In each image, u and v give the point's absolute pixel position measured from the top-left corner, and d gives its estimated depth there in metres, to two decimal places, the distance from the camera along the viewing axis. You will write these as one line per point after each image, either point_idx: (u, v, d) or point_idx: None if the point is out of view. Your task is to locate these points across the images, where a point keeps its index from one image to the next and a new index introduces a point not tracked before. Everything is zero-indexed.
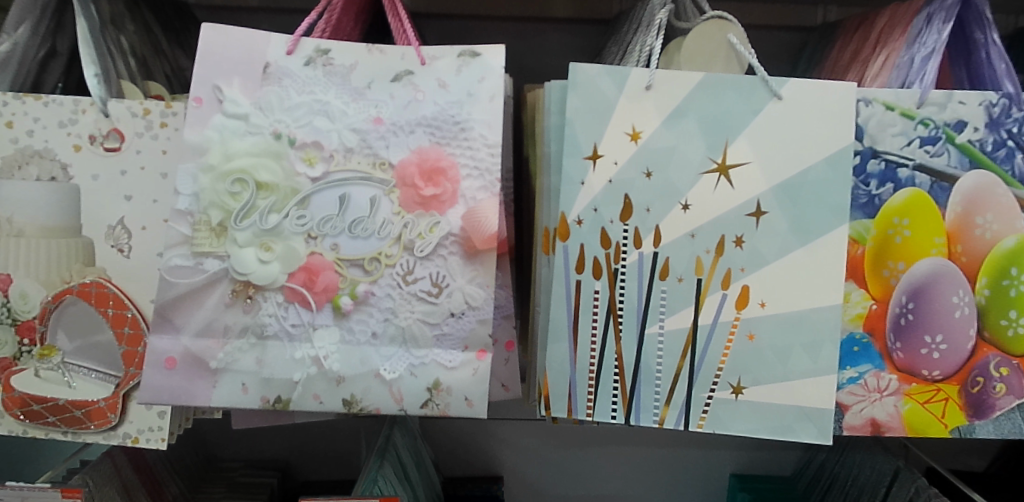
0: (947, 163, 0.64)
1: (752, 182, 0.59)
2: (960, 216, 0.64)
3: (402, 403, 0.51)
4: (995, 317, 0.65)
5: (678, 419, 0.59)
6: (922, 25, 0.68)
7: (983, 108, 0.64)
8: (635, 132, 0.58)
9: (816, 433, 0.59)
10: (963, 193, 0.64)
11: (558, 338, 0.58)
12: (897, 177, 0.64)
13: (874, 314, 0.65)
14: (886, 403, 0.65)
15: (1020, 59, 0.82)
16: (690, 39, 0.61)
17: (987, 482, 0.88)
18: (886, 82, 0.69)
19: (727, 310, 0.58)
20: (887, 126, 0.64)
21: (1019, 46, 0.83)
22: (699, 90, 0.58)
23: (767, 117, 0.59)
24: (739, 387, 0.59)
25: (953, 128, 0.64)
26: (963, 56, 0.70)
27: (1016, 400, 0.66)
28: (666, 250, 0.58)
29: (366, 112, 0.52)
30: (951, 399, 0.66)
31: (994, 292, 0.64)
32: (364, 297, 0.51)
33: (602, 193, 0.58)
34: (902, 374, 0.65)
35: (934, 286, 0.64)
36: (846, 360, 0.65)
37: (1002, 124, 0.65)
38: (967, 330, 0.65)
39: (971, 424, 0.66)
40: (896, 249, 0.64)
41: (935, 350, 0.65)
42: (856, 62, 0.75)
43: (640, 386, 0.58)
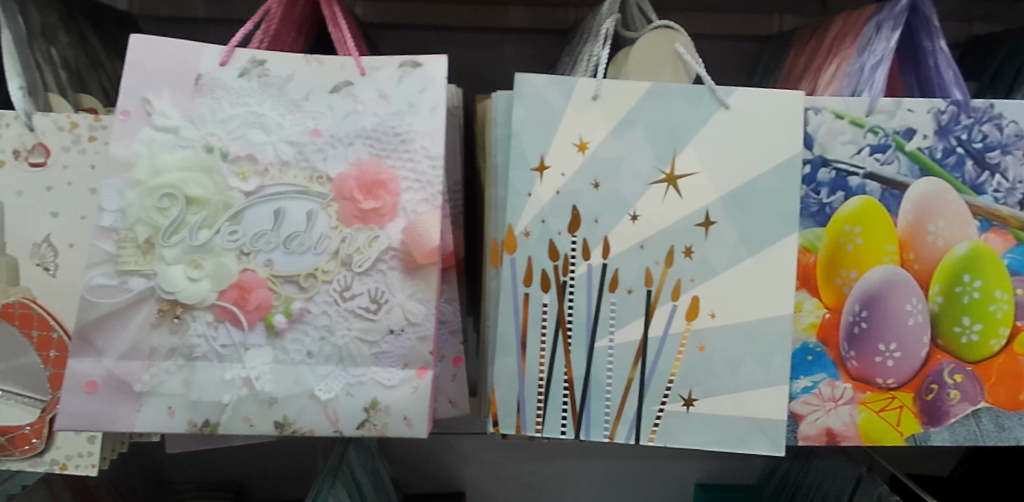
0: (897, 171, 0.65)
1: (701, 192, 0.59)
2: (911, 224, 0.65)
3: (337, 424, 0.49)
4: (949, 324, 0.65)
5: (629, 433, 0.58)
6: (871, 34, 0.68)
7: (932, 115, 0.65)
8: (582, 143, 0.58)
9: (768, 445, 0.58)
10: (914, 200, 0.65)
11: (506, 352, 0.57)
12: (847, 185, 0.64)
13: (828, 323, 0.64)
14: (841, 412, 0.64)
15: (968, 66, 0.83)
16: (637, 47, 0.61)
17: None
18: (837, 90, 0.70)
19: (677, 321, 0.58)
20: (837, 135, 0.64)
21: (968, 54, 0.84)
22: (645, 99, 0.58)
23: (714, 126, 0.59)
24: (689, 399, 0.58)
25: (903, 135, 0.65)
26: (912, 64, 0.70)
27: (970, 406, 0.66)
28: (615, 262, 0.58)
29: (303, 124, 0.51)
30: (906, 406, 0.65)
31: (946, 299, 0.65)
32: (299, 315, 0.49)
33: (550, 204, 0.57)
34: (856, 383, 0.64)
35: (887, 294, 0.64)
36: (800, 370, 0.64)
37: (951, 132, 0.65)
38: (920, 338, 0.65)
39: (926, 431, 0.66)
40: (849, 257, 0.64)
41: (889, 358, 0.64)
42: (809, 70, 0.75)
43: (590, 400, 0.57)
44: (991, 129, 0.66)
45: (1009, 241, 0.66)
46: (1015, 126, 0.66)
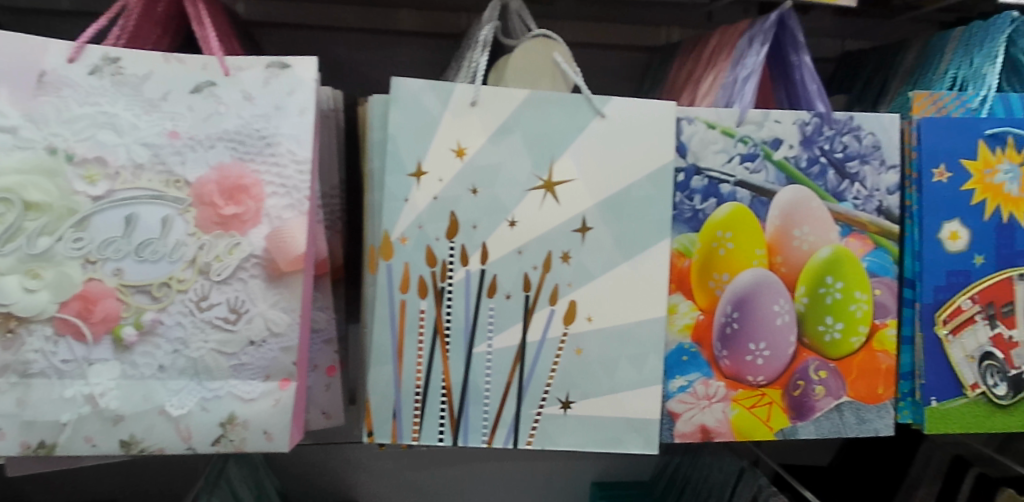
0: (766, 180, 0.68)
1: (577, 198, 0.60)
2: (779, 228, 0.68)
3: (189, 441, 0.47)
4: (814, 323, 0.69)
5: (507, 438, 0.58)
6: (744, 48, 0.71)
7: (797, 126, 0.68)
8: (460, 148, 0.58)
9: (642, 443, 0.60)
10: (781, 206, 0.68)
11: (382, 359, 0.56)
12: (719, 192, 0.67)
13: (702, 324, 0.67)
14: (715, 409, 0.67)
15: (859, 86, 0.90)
16: (516, 55, 0.61)
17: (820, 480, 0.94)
18: (713, 101, 0.73)
19: (554, 325, 0.59)
20: (708, 144, 0.67)
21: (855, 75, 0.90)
22: (523, 107, 0.59)
23: (590, 134, 0.60)
24: (567, 402, 0.59)
25: (770, 145, 0.68)
26: (782, 78, 0.74)
27: (834, 400, 0.70)
28: (494, 268, 0.58)
29: (160, 125, 0.49)
30: (775, 402, 0.69)
31: (812, 299, 0.69)
32: (151, 327, 0.47)
33: (427, 210, 0.57)
34: (729, 381, 0.67)
35: (757, 296, 0.68)
36: (675, 370, 0.66)
37: (815, 142, 0.69)
38: (787, 336, 0.68)
39: (794, 425, 0.69)
40: (720, 261, 0.67)
41: (759, 357, 0.68)
42: (690, 81, 0.78)
43: (468, 406, 0.57)
44: (850, 140, 0.70)
45: (867, 245, 0.70)
46: (871, 138, 0.70)
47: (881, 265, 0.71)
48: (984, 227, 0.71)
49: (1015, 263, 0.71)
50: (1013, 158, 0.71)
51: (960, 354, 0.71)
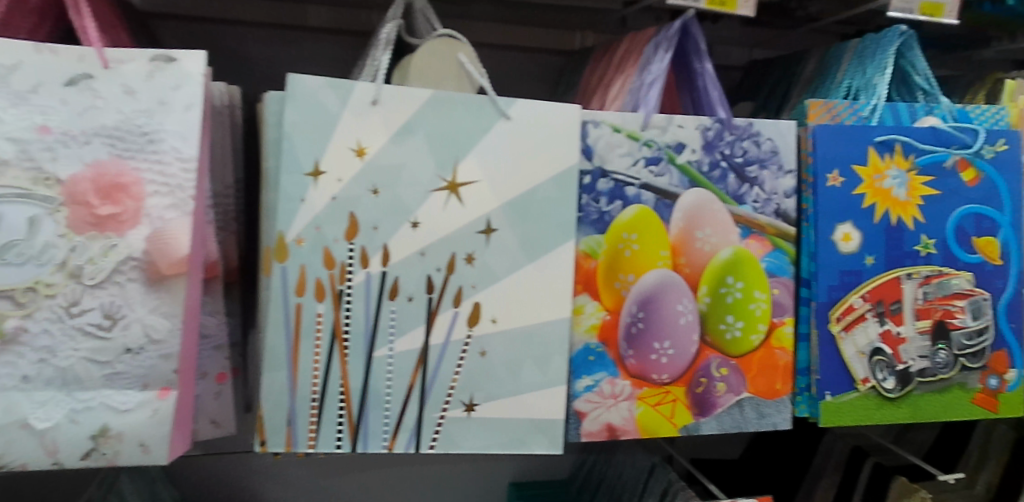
0: (669, 183, 0.70)
1: (481, 199, 0.60)
2: (682, 230, 0.70)
3: (57, 455, 0.46)
4: (715, 322, 0.71)
5: (409, 442, 0.58)
6: (650, 54, 0.73)
7: (699, 131, 0.71)
8: (360, 148, 0.57)
9: (547, 444, 0.61)
10: (684, 209, 0.70)
11: (276, 365, 0.55)
12: (624, 195, 0.69)
13: (608, 324, 0.68)
14: (621, 408, 0.68)
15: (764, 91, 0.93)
16: (420, 54, 0.61)
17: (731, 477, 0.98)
18: (621, 105, 0.74)
19: (458, 327, 0.59)
20: (614, 147, 0.68)
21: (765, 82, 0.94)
22: (427, 106, 0.58)
23: (495, 136, 0.60)
24: (470, 404, 0.59)
25: (673, 149, 0.70)
26: (687, 84, 0.76)
27: (735, 396, 0.72)
28: (396, 270, 0.57)
29: (29, 120, 0.46)
30: (679, 399, 0.70)
31: (714, 299, 0.71)
32: (14, 335, 0.45)
33: (325, 211, 0.56)
34: (634, 380, 0.69)
35: (661, 296, 0.69)
36: (581, 370, 0.67)
37: (716, 147, 0.72)
38: (690, 335, 0.70)
39: (697, 421, 0.71)
40: (626, 262, 0.68)
41: (663, 355, 0.69)
42: (600, 86, 0.80)
43: (368, 411, 0.56)
44: (750, 145, 0.73)
45: (766, 246, 0.73)
46: (770, 143, 0.73)
47: (779, 266, 0.74)
48: (874, 230, 0.75)
49: (902, 263, 0.75)
50: (900, 165, 0.76)
51: (852, 350, 0.74)
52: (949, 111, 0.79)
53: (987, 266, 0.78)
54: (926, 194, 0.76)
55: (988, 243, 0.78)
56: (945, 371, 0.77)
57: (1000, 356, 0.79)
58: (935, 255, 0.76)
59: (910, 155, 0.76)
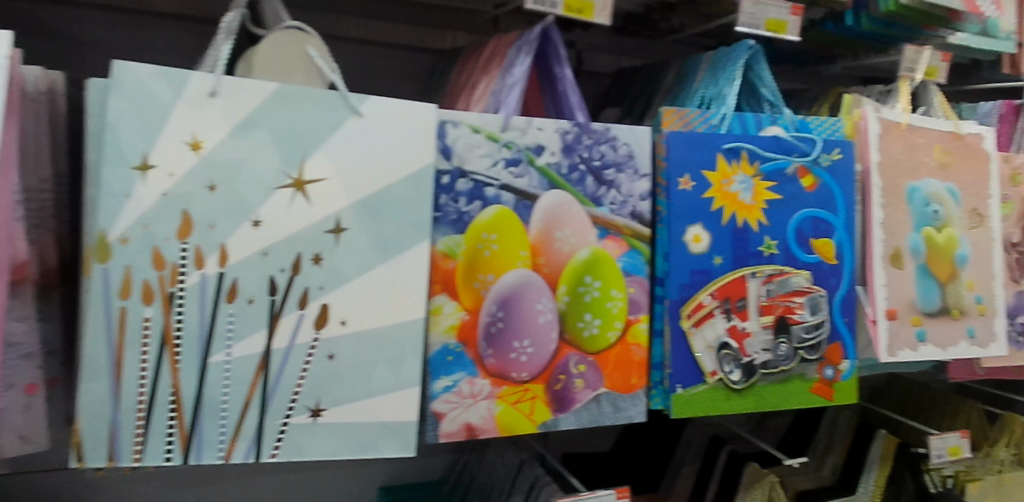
0: (529, 184, 0.71)
1: (330, 197, 0.58)
2: (541, 231, 0.72)
3: None
4: (574, 320, 0.73)
5: (248, 451, 0.56)
6: (512, 57, 0.74)
7: (557, 134, 0.73)
8: (196, 142, 0.54)
9: (399, 447, 0.60)
10: (544, 210, 0.72)
11: (96, 374, 0.52)
12: (484, 195, 0.69)
13: (467, 324, 0.68)
14: (479, 407, 0.69)
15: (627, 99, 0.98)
16: (265, 46, 0.60)
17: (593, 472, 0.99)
18: (484, 107, 0.75)
19: (304, 330, 0.57)
20: (473, 148, 0.69)
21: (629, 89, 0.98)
22: (271, 100, 0.56)
23: (346, 133, 0.59)
24: (317, 409, 0.58)
25: (533, 151, 0.71)
26: (548, 88, 0.78)
27: (593, 392, 0.74)
28: (234, 271, 0.55)
29: None
30: (538, 397, 0.72)
31: (572, 298, 0.73)
32: None
33: (153, 208, 0.53)
34: (493, 379, 0.69)
35: (520, 296, 0.70)
36: (439, 371, 0.67)
37: (575, 150, 0.74)
38: (549, 333, 0.72)
39: (555, 417, 0.73)
40: (486, 262, 0.69)
41: (522, 354, 0.70)
42: (466, 87, 0.80)
43: (201, 420, 0.54)
44: (607, 149, 0.76)
45: (622, 246, 0.76)
46: (626, 148, 0.76)
47: (634, 265, 0.77)
48: (722, 232, 0.79)
49: (748, 263, 0.80)
50: (746, 171, 0.81)
51: (701, 344, 0.78)
52: (791, 122, 0.84)
53: (824, 265, 0.84)
54: (770, 199, 0.82)
55: (825, 243, 0.84)
56: (786, 363, 0.82)
57: (835, 348, 0.84)
58: (778, 255, 0.82)
59: (755, 162, 0.81)
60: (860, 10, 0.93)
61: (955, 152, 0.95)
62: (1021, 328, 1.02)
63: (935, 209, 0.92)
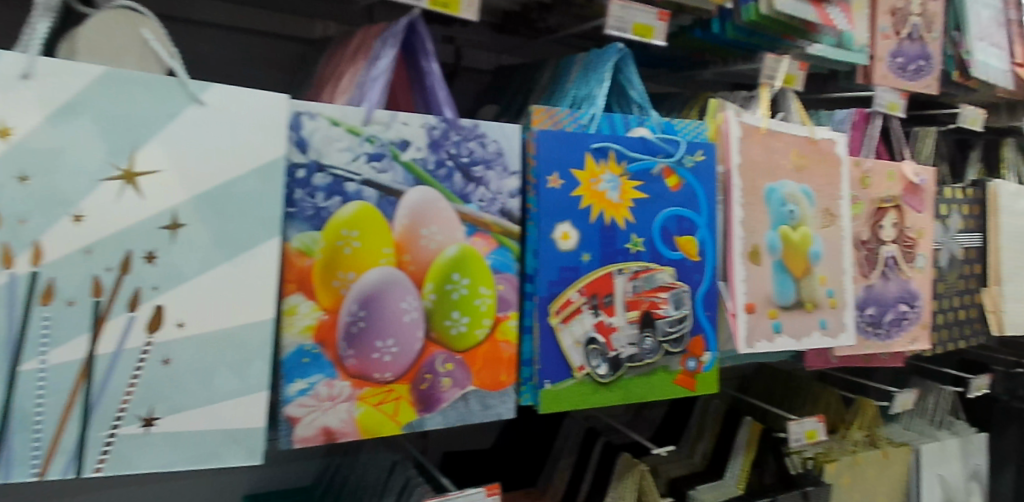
0: (393, 180, 0.70)
1: (165, 191, 0.54)
2: (406, 228, 0.70)
3: None
4: (441, 318, 0.72)
5: (67, 467, 0.52)
6: (378, 48, 0.73)
7: (424, 130, 0.71)
8: (2, 128, 0.49)
9: (245, 455, 0.58)
10: (409, 207, 0.71)
11: None
12: (344, 190, 0.67)
13: (325, 324, 0.66)
14: (338, 410, 0.67)
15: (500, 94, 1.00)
16: (92, 26, 0.55)
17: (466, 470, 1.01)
18: (347, 99, 0.73)
19: (134, 335, 0.53)
20: (332, 142, 0.66)
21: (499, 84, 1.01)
22: (96, 84, 0.52)
23: (184, 123, 0.55)
24: (149, 419, 0.54)
25: (398, 146, 0.70)
26: (416, 82, 0.77)
27: (460, 390, 0.74)
28: (50, 271, 0.50)
29: None
30: (402, 397, 0.70)
31: (439, 296, 0.72)
32: None
33: None
34: (354, 380, 0.68)
35: (383, 294, 0.69)
36: (294, 373, 0.64)
37: (442, 146, 0.73)
38: (414, 332, 0.71)
39: (421, 418, 0.72)
40: (346, 260, 0.67)
41: (386, 354, 0.69)
42: (332, 79, 0.78)
43: (9, 435, 0.50)
44: (476, 146, 0.75)
45: (491, 244, 0.76)
46: (495, 145, 0.76)
47: (503, 262, 0.77)
48: (589, 229, 0.81)
49: (615, 260, 0.82)
50: (613, 170, 0.83)
51: (569, 340, 0.79)
52: (657, 124, 0.88)
53: (687, 262, 0.87)
54: (637, 198, 0.84)
55: (689, 241, 0.88)
56: (651, 356, 0.84)
57: (697, 340, 0.88)
58: (644, 252, 0.84)
59: (622, 161, 0.83)
60: (725, 18, 0.96)
61: (810, 156, 1.01)
62: (868, 319, 1.11)
63: (791, 209, 0.97)
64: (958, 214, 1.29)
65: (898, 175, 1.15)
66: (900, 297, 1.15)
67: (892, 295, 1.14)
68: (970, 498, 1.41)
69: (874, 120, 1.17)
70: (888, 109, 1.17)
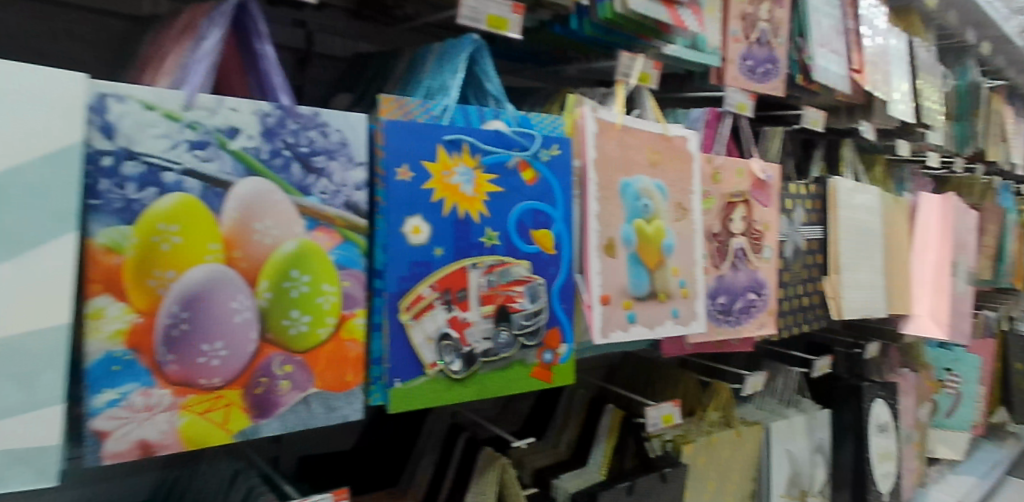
0: (220, 170, 0.64)
1: None
2: (236, 222, 0.66)
3: None
4: (277, 317, 0.68)
5: None
6: (204, 29, 0.68)
7: (256, 116, 0.67)
8: None
9: (34, 475, 0.54)
10: (239, 199, 0.66)
11: None
12: (160, 181, 0.61)
13: (139, 328, 0.60)
14: (157, 421, 0.61)
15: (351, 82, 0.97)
16: None
17: (328, 469, 0.99)
18: (165, 82, 0.67)
19: None
20: (145, 127, 0.60)
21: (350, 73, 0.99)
22: None
23: None
24: None
25: (225, 134, 0.65)
26: (249, 68, 0.72)
27: (301, 393, 0.70)
28: None
29: None
30: (233, 404, 0.66)
31: (275, 294, 0.68)
32: None
33: None
34: (175, 388, 0.62)
35: (210, 293, 0.64)
36: (101, 383, 0.58)
37: (278, 135, 0.68)
38: (246, 333, 0.66)
39: (255, 424, 0.67)
40: (164, 257, 0.61)
41: (213, 358, 0.64)
42: (152, 61, 0.71)
43: None
44: (317, 135, 0.71)
45: (334, 238, 0.72)
46: (338, 134, 0.72)
47: (349, 258, 0.73)
48: (442, 223, 0.79)
49: (469, 254, 0.81)
50: (467, 162, 0.81)
51: (420, 337, 0.77)
52: (513, 117, 0.87)
53: (543, 255, 0.88)
54: (492, 191, 0.83)
55: (545, 234, 0.88)
56: (506, 350, 0.84)
57: (553, 332, 0.89)
58: (499, 246, 0.83)
59: (476, 154, 0.82)
60: (583, 14, 0.97)
61: (664, 152, 1.05)
62: (719, 308, 1.17)
63: (645, 203, 1.00)
64: (802, 208, 1.39)
65: (747, 172, 1.22)
66: (748, 286, 1.22)
67: (742, 284, 1.21)
68: (816, 470, 1.52)
69: (724, 119, 1.23)
70: (736, 110, 1.23)
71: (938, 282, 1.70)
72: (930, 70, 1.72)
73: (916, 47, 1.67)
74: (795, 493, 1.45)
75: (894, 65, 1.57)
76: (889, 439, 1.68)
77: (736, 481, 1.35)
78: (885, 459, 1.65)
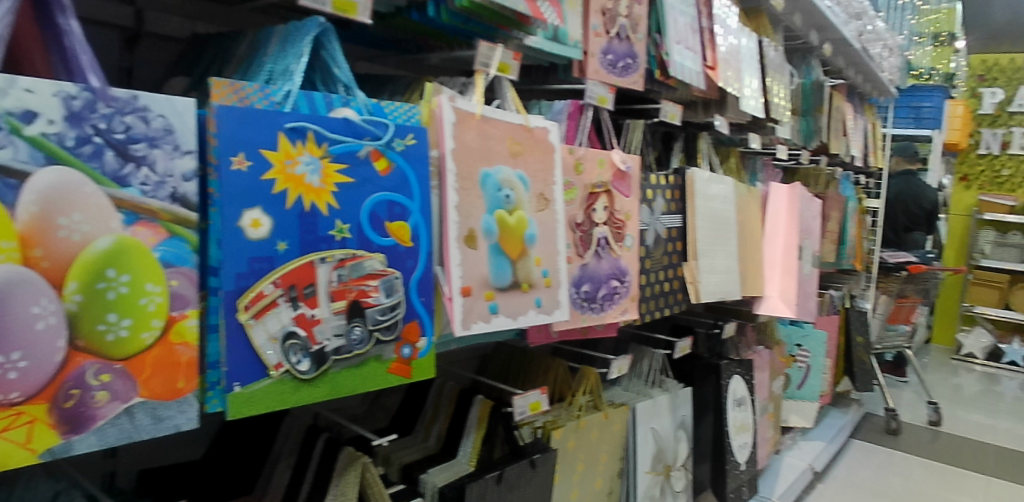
0: (14, 157, 0.57)
1: None
2: (35, 218, 0.58)
3: None
4: (91, 323, 0.62)
5: None
6: None
7: (58, 99, 0.59)
8: None
9: None
10: (38, 192, 0.59)
11: None
12: None
13: None
14: None
15: (189, 64, 0.93)
16: None
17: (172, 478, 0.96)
18: None
19: None
20: None
21: (186, 58, 0.94)
22: None
23: None
24: None
25: (19, 117, 0.57)
26: (51, 44, 0.64)
27: (122, 404, 0.64)
28: None
29: None
30: (37, 420, 0.59)
31: (88, 296, 0.62)
32: None
33: None
34: None
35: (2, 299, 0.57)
36: None
37: (86, 120, 0.61)
38: (52, 342, 0.59)
39: (66, 441, 0.61)
40: None
41: (9, 371, 0.57)
42: None
43: None
44: (135, 120, 0.64)
45: (159, 234, 0.66)
46: (161, 120, 0.66)
47: (177, 254, 0.68)
48: (285, 216, 0.74)
49: (317, 248, 0.77)
50: (313, 151, 0.77)
51: (263, 337, 0.72)
52: (363, 105, 0.84)
53: (399, 248, 0.85)
54: (341, 182, 0.79)
55: (400, 227, 0.85)
56: (360, 347, 0.81)
57: (412, 326, 0.87)
58: (350, 239, 0.80)
59: (322, 143, 0.78)
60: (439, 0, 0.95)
61: (525, 143, 1.05)
62: (583, 296, 1.20)
63: (507, 194, 1.00)
64: (662, 198, 1.45)
65: (608, 163, 1.25)
66: (611, 274, 1.26)
67: (605, 272, 1.25)
68: (679, 445, 1.61)
69: (586, 112, 1.26)
70: (597, 102, 1.26)
71: (786, 265, 1.84)
72: (778, 69, 1.84)
73: (765, 47, 1.78)
74: (659, 468, 1.53)
75: (745, 63, 1.66)
76: (745, 413, 1.81)
77: (604, 461, 1.41)
78: (742, 431, 1.78)
